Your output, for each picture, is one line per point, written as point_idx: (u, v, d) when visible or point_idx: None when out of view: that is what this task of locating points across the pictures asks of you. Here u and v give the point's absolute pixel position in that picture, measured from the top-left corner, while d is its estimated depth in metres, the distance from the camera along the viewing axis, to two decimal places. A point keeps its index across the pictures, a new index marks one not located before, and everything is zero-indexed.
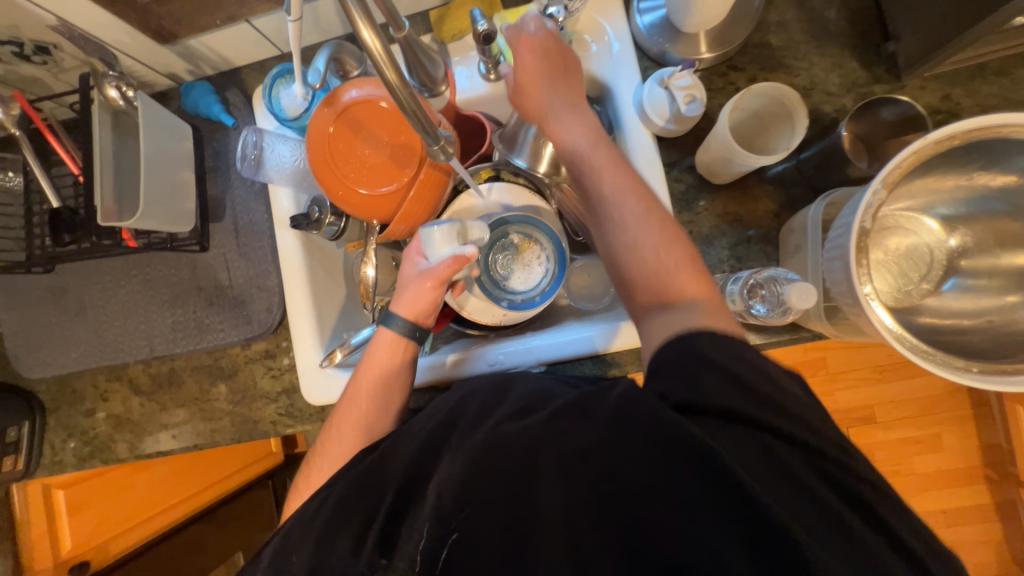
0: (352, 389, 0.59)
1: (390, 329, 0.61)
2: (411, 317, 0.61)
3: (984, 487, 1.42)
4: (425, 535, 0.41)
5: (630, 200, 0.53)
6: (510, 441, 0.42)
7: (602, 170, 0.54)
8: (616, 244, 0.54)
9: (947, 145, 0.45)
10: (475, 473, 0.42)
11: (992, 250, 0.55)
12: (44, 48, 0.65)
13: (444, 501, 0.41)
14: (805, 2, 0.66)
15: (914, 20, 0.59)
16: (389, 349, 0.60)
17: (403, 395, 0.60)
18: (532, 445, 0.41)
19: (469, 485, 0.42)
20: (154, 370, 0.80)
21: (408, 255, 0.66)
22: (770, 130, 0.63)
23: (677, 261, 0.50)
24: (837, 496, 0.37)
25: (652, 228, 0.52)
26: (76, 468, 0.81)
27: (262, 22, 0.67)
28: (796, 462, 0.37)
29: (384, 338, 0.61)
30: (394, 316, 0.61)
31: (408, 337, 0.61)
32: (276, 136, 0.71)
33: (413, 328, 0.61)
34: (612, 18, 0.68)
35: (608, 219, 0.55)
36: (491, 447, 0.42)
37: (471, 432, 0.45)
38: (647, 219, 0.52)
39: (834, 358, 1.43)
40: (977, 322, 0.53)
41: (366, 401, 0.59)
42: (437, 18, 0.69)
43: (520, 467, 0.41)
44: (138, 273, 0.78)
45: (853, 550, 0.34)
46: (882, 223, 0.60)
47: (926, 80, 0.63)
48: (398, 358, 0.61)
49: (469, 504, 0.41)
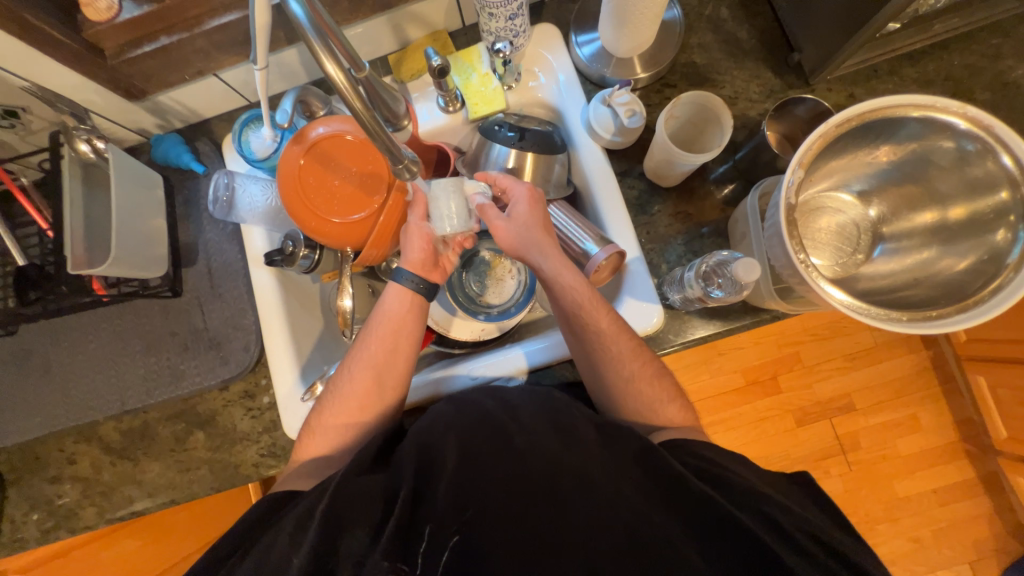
0: (365, 337, 0.64)
1: (402, 283, 0.65)
2: (418, 266, 0.66)
3: (966, 462, 1.47)
4: (428, 535, 0.47)
5: (621, 342, 0.62)
6: (521, 454, 0.51)
7: (597, 314, 0.61)
8: (610, 377, 0.62)
9: (847, 126, 0.52)
10: (489, 480, 0.50)
11: (906, 216, 0.62)
12: (12, 111, 0.67)
13: (451, 504, 0.49)
14: (720, 26, 0.75)
15: (811, 33, 0.68)
16: (401, 300, 0.65)
17: (412, 348, 0.65)
18: (542, 461, 0.51)
19: (482, 489, 0.50)
20: (126, 425, 0.77)
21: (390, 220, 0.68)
22: (705, 134, 0.71)
23: (664, 398, 0.62)
24: (757, 488, 0.50)
25: (639, 363, 0.62)
26: (39, 543, 0.75)
27: (230, 74, 0.72)
28: (725, 469, 0.52)
29: (396, 290, 0.66)
30: (404, 271, 0.65)
31: (418, 292, 0.66)
32: (248, 177, 0.73)
33: (420, 281, 0.66)
34: (555, 50, 0.75)
35: (603, 357, 0.62)
36: (501, 458, 0.51)
37: (480, 440, 0.53)
38: (636, 356, 0.62)
39: (806, 351, 1.49)
40: (905, 281, 0.59)
41: (378, 350, 0.64)
42: (396, 61, 0.77)
43: (527, 473, 0.50)
44: (109, 325, 0.77)
45: (764, 525, 0.47)
46: (812, 204, 0.66)
47: (831, 82, 0.73)
48: (408, 309, 0.65)
49: (470, 510, 0.49)
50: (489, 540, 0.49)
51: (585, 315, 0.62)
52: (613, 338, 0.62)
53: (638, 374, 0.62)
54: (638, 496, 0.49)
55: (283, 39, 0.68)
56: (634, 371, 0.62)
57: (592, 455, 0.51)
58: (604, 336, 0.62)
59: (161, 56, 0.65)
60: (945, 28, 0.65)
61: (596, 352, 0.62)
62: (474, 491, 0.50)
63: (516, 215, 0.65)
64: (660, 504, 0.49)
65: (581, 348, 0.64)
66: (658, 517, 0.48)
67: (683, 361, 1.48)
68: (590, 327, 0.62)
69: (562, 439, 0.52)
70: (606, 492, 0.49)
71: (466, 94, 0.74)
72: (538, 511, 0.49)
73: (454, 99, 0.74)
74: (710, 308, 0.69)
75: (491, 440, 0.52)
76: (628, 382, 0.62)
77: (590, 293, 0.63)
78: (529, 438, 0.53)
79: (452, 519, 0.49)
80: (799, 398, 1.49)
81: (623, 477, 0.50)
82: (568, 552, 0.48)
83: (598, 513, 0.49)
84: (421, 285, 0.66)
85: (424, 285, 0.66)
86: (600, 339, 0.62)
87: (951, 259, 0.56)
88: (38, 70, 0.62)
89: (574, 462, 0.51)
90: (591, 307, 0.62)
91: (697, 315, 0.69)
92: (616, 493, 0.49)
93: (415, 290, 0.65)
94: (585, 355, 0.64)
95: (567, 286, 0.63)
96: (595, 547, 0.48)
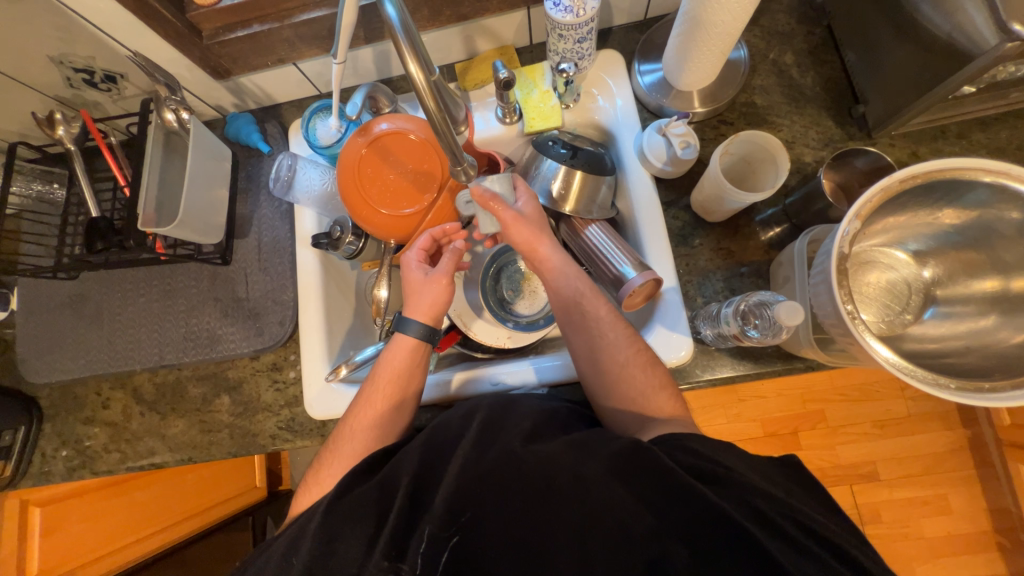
0: (369, 390, 0.64)
1: (408, 334, 0.66)
2: (428, 321, 0.67)
3: (997, 555, 1.36)
4: (425, 537, 0.46)
5: (619, 330, 0.64)
6: (517, 456, 0.49)
7: (597, 301, 0.65)
8: (607, 364, 0.62)
9: (910, 183, 0.51)
10: (484, 480, 0.48)
11: (962, 281, 0.60)
12: (111, 77, 0.73)
13: (447, 507, 0.47)
14: (784, 71, 0.76)
15: (879, 87, 0.68)
16: (406, 351, 0.65)
17: (416, 392, 0.66)
18: (538, 462, 0.49)
19: (479, 486, 0.48)
20: (159, 380, 0.80)
21: (407, 264, 0.69)
22: (758, 172, 0.70)
23: (660, 386, 0.61)
24: (797, 528, 0.44)
25: (635, 350, 0.62)
26: (63, 479, 0.79)
27: (307, 65, 0.77)
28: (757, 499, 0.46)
29: (403, 342, 0.66)
30: (411, 320, 0.66)
31: (424, 340, 0.66)
32: (309, 162, 0.77)
33: (430, 333, 0.67)
34: (616, 76, 0.77)
35: (600, 348, 0.63)
36: (501, 462, 0.49)
37: (484, 445, 0.51)
38: (631, 342, 0.63)
39: (832, 411, 1.43)
40: (957, 348, 0.56)
41: (380, 400, 0.63)
42: (462, 70, 0.80)
43: (527, 478, 0.48)
44: (160, 282, 0.81)
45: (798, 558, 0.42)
46: (861, 258, 0.65)
47: (895, 138, 0.71)
48: (414, 359, 0.66)
49: (468, 513, 0.47)
50: (491, 541, 0.47)
51: (585, 304, 0.66)
52: (610, 326, 0.64)
53: (632, 360, 0.62)
54: (632, 498, 0.46)
55: (362, 38, 0.73)
56: (629, 356, 0.62)
57: (587, 458, 0.49)
58: (603, 324, 0.64)
59: (250, 42, 0.70)
60: (1022, 97, 0.63)
61: (594, 340, 0.64)
62: (471, 491, 0.48)
63: (528, 212, 0.68)
64: (655, 509, 0.45)
65: (581, 340, 0.65)
66: (654, 521, 0.45)
67: (701, 401, 1.45)
68: (589, 315, 0.65)
69: (563, 445, 0.51)
70: (602, 494, 0.46)
71: (524, 108, 0.76)
72: (539, 511, 0.47)
73: (512, 111, 0.76)
74: (742, 348, 0.68)
75: (493, 445, 0.51)
76: (623, 369, 0.62)
77: (589, 286, 0.67)
78: (528, 444, 0.51)
79: (450, 522, 0.47)
80: (819, 458, 1.42)
81: (616, 483, 0.47)
82: (569, 555, 0.45)
83: (598, 515, 0.46)
84: (427, 332, 0.66)
85: (430, 333, 0.66)
86: (598, 325, 0.64)
87: (1008, 331, 0.53)
88: (142, 43, 0.67)
89: (567, 465, 0.49)
90: (591, 297, 0.66)
91: (727, 354, 0.68)
92: (607, 492, 0.47)
93: (421, 339, 0.66)
94: (583, 347, 0.65)
95: (570, 278, 0.68)
96: (596, 550, 0.45)
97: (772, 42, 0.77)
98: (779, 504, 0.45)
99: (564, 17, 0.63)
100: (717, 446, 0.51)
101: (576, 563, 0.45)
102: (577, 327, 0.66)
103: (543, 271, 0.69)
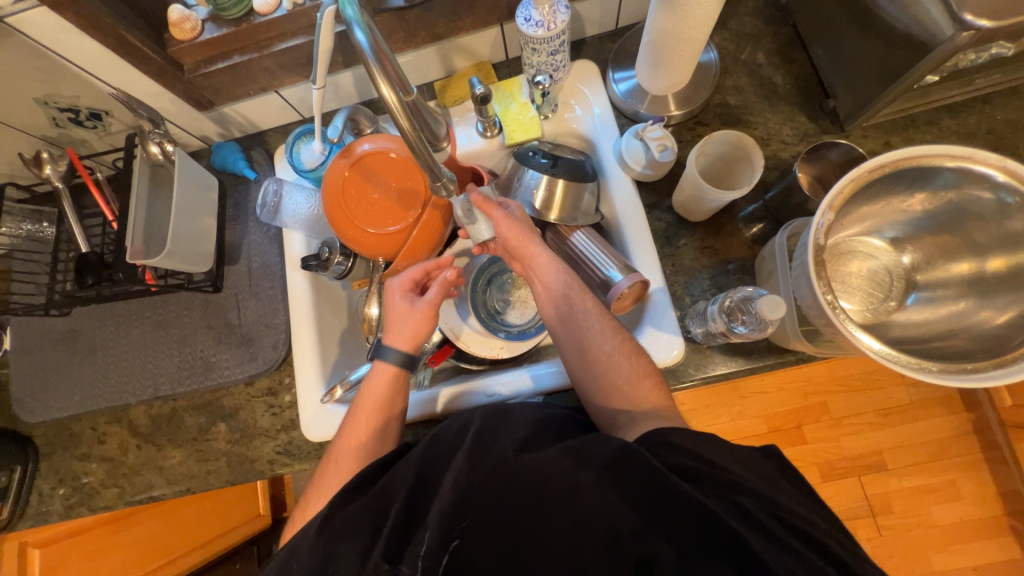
0: (352, 419, 0.63)
1: (387, 361, 0.66)
2: (409, 350, 0.67)
3: (1011, 539, 1.35)
4: (426, 543, 0.45)
5: (605, 320, 0.65)
6: (510, 465, 0.48)
7: (583, 292, 0.66)
8: (593, 353, 0.63)
9: (880, 173, 0.52)
10: (479, 489, 0.47)
11: (941, 265, 0.60)
12: (96, 114, 0.74)
13: (446, 516, 0.46)
14: (755, 70, 0.77)
15: (847, 81, 0.70)
16: (387, 378, 0.65)
17: (399, 418, 0.65)
18: (529, 467, 0.48)
19: (473, 496, 0.47)
20: (155, 411, 0.80)
21: (391, 292, 0.69)
22: (735, 170, 0.71)
23: (644, 372, 0.62)
24: (787, 526, 0.44)
25: (620, 339, 0.64)
26: (60, 518, 0.78)
27: (289, 92, 0.78)
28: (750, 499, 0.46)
29: (382, 369, 0.66)
30: (390, 347, 0.66)
31: (404, 368, 0.66)
32: (294, 186, 0.78)
33: (409, 361, 0.66)
34: (592, 85, 0.78)
35: (586, 337, 0.64)
36: (494, 471, 0.48)
37: (478, 454, 0.50)
38: (616, 332, 0.64)
39: (835, 402, 1.43)
40: (941, 332, 0.57)
41: (364, 430, 0.62)
42: (441, 88, 0.82)
43: (519, 485, 0.47)
44: (152, 314, 0.81)
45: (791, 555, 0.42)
46: (841, 249, 0.66)
47: (867, 129, 0.73)
48: (395, 386, 0.65)
49: (469, 517, 0.46)
50: (488, 548, 0.46)
51: (572, 298, 0.67)
52: (596, 317, 0.65)
53: (617, 349, 0.63)
54: (625, 504, 0.46)
55: (341, 63, 0.74)
56: (614, 346, 0.63)
57: (582, 465, 0.49)
58: (589, 315, 0.65)
59: (231, 73, 0.71)
60: (986, 83, 0.65)
61: (582, 332, 0.65)
62: (468, 500, 0.47)
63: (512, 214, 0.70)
64: (646, 511, 0.45)
65: (569, 333, 0.66)
66: (645, 523, 0.45)
67: (702, 401, 1.45)
68: (576, 307, 0.66)
69: (558, 452, 0.50)
70: (595, 501, 0.46)
71: (504, 121, 0.78)
72: (530, 518, 0.46)
73: (492, 125, 0.77)
74: (733, 344, 0.68)
75: (486, 453, 0.50)
76: (609, 358, 0.63)
77: (575, 278, 0.69)
78: (520, 452, 0.50)
79: (450, 527, 0.46)
80: (825, 451, 1.42)
81: (607, 488, 0.47)
82: (560, 559, 0.45)
83: (587, 519, 0.45)
84: (407, 359, 0.66)
85: (409, 360, 0.66)
86: (584, 316, 0.66)
87: (989, 311, 0.54)
88: (124, 80, 0.69)
89: (560, 470, 0.48)
90: (578, 291, 0.67)
91: (718, 351, 0.68)
92: (600, 499, 0.46)
93: (402, 366, 0.66)
94: (571, 339, 0.66)
95: (557, 272, 0.69)
96: (585, 554, 0.44)
97: (741, 44, 0.79)
98: (769, 503, 0.46)
99: (536, 32, 0.65)
100: (708, 445, 0.51)
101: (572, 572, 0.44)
102: (564, 319, 0.67)
103: (531, 265, 0.70)
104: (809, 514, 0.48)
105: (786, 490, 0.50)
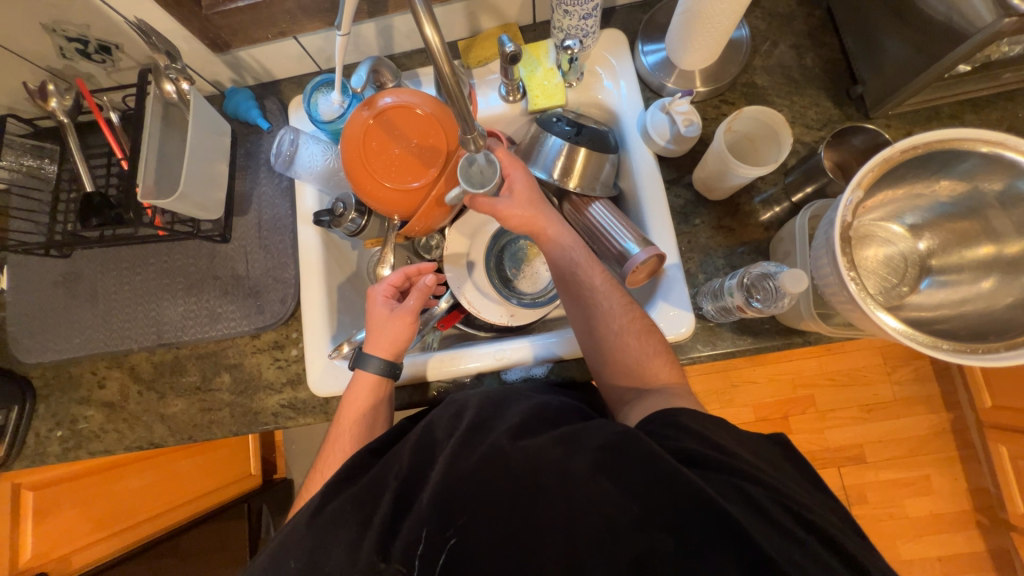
0: (335, 430, 0.64)
1: (368, 369, 0.66)
2: (388, 355, 0.67)
3: (977, 532, 1.41)
4: (422, 539, 0.45)
5: (614, 296, 0.65)
6: (505, 452, 0.48)
7: (592, 269, 0.66)
8: (601, 332, 0.64)
9: (912, 153, 0.53)
10: (471, 478, 0.47)
11: (956, 252, 0.62)
12: (106, 48, 0.72)
13: (443, 513, 0.46)
14: (785, 51, 0.77)
15: (876, 67, 0.69)
16: (368, 386, 0.66)
17: (385, 421, 0.67)
18: (526, 458, 0.47)
19: (465, 488, 0.47)
20: (158, 359, 0.79)
21: (373, 297, 0.70)
22: (759, 149, 0.72)
23: (654, 352, 0.63)
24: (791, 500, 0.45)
25: (630, 318, 0.64)
26: (57, 461, 0.78)
27: (308, 40, 0.76)
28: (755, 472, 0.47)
29: (364, 378, 0.67)
30: (370, 356, 0.66)
31: (385, 374, 0.67)
32: (311, 137, 0.76)
33: (390, 367, 0.67)
34: (619, 55, 0.77)
35: (592, 315, 0.65)
36: (492, 461, 0.48)
37: (470, 444, 0.50)
38: (627, 310, 0.65)
39: (822, 396, 1.47)
40: (953, 313, 0.59)
41: (348, 439, 0.64)
42: (465, 47, 0.80)
43: (516, 476, 0.47)
44: (156, 261, 0.80)
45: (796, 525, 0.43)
46: (860, 232, 0.67)
47: (890, 119, 0.73)
48: (378, 393, 0.67)
49: (466, 514, 0.46)
50: (485, 544, 0.45)
51: (581, 273, 0.67)
52: (605, 294, 0.65)
53: (627, 328, 0.64)
54: (619, 490, 0.45)
55: (366, 12, 0.72)
56: (624, 324, 0.64)
57: (576, 452, 0.48)
58: (597, 292, 0.66)
59: (251, 13, 0.69)
60: (1013, 78, 0.65)
61: (591, 309, 0.66)
62: (460, 493, 0.47)
63: (516, 189, 0.68)
64: (647, 499, 0.45)
65: (578, 309, 0.67)
66: (644, 514, 0.44)
67: (694, 387, 1.48)
68: (585, 285, 0.67)
69: (550, 440, 0.49)
70: (591, 490, 0.45)
71: (528, 85, 0.76)
72: (526, 507, 0.46)
73: (516, 90, 0.77)
74: (742, 323, 0.69)
75: (479, 442, 0.50)
76: (617, 337, 0.63)
77: (586, 254, 0.68)
78: (515, 439, 0.49)
79: (447, 524, 0.46)
80: (809, 441, 1.46)
81: (603, 477, 0.46)
82: (565, 525, 0.45)
83: (588, 515, 0.45)
84: (388, 367, 0.67)
85: (390, 367, 0.67)
86: (593, 295, 0.66)
87: (1001, 297, 0.55)
88: (139, 12, 0.66)
89: (556, 459, 0.48)
90: (587, 266, 0.67)
91: (728, 329, 0.69)
92: (594, 485, 0.45)
93: (382, 374, 0.67)
94: (578, 314, 0.67)
95: (567, 247, 0.68)
96: (583, 545, 0.44)
97: (772, 24, 0.78)
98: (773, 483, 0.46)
99: None
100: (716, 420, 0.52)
101: (579, 536, 0.44)
102: (572, 297, 0.67)
103: (540, 241, 0.69)
104: (807, 497, 0.49)
105: (781, 470, 0.52)
